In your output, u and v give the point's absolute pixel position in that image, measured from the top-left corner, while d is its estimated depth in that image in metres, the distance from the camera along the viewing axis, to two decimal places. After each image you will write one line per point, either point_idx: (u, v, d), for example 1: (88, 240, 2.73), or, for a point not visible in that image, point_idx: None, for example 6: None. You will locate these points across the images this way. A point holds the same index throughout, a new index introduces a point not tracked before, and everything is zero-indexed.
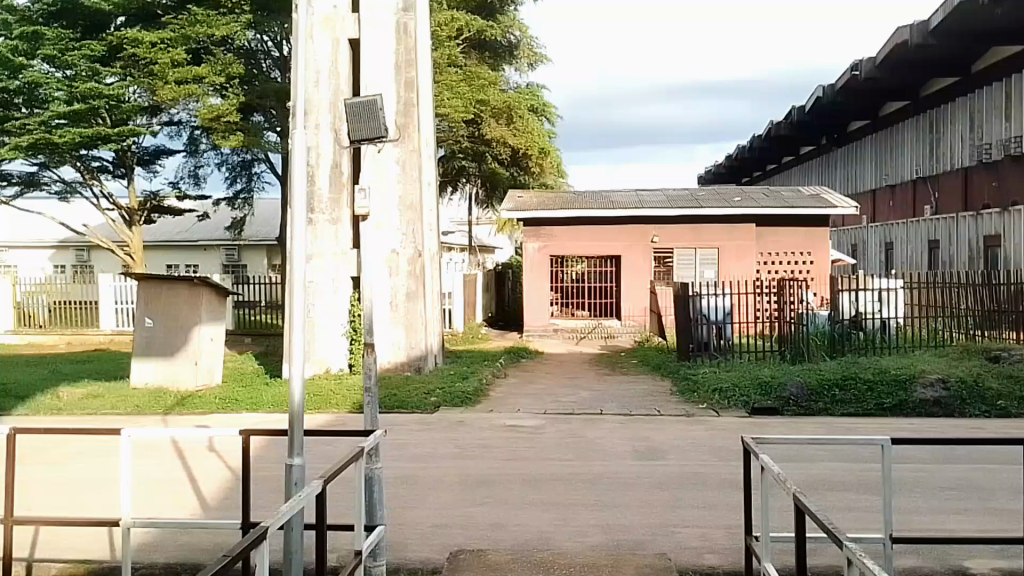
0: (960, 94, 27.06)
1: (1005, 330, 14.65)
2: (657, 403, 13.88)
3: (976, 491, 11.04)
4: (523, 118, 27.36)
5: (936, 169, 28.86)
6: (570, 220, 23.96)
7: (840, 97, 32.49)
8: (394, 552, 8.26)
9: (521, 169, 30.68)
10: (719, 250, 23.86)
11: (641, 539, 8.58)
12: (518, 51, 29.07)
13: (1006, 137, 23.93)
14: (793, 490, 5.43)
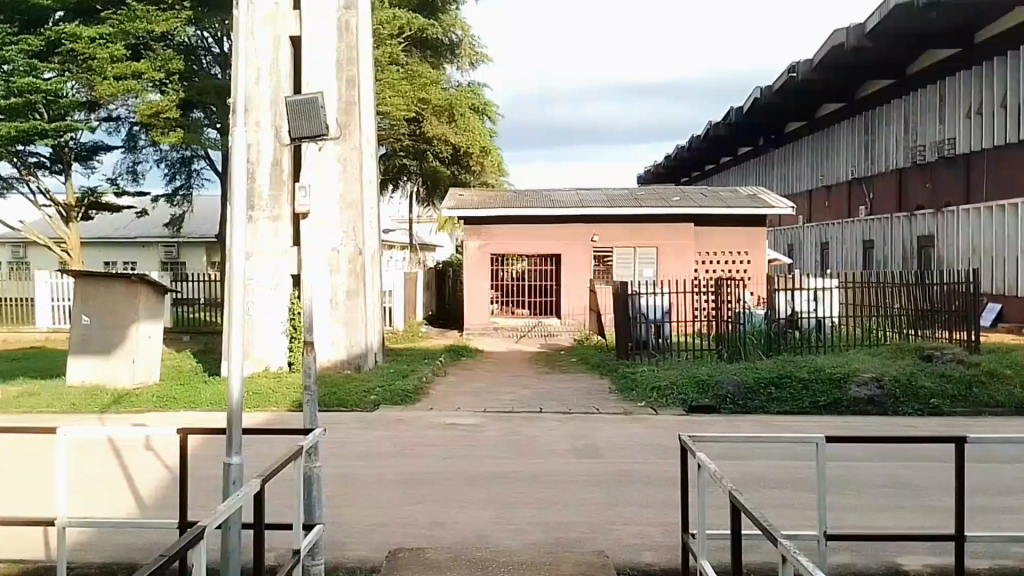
0: (896, 97, 27.61)
1: (937, 330, 14.71)
2: (595, 402, 13.91)
3: (915, 488, 11.15)
4: (465, 117, 27.75)
5: (871, 170, 29.69)
6: (518, 220, 24.06)
7: (778, 100, 32.66)
8: (332, 551, 8.16)
9: (462, 168, 30.76)
10: (658, 250, 23.97)
11: (579, 537, 8.57)
12: (459, 51, 29.35)
13: (938, 140, 24.79)
14: (730, 488, 5.54)
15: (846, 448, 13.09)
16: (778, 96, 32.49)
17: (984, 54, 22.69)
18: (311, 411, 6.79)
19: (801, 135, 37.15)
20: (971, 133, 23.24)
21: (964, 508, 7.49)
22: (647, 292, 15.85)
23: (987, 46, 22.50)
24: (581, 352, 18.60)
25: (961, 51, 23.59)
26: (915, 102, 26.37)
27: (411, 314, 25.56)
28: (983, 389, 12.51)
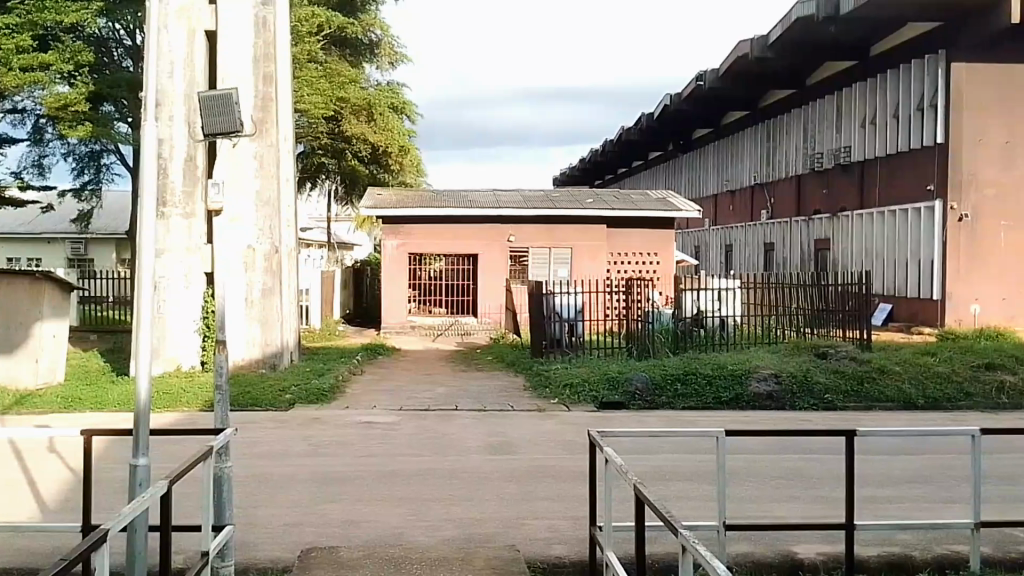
0: (797, 104, 28.97)
1: (832, 328, 15.51)
2: (510, 399, 14.16)
3: (812, 472, 11.66)
4: (383, 116, 28.47)
5: (771, 175, 31.34)
6: (436, 219, 24.18)
7: (687, 107, 33.95)
8: (243, 551, 8.05)
9: (380, 168, 30.55)
10: (572, 250, 24.44)
11: (492, 532, 8.72)
12: (378, 49, 29.96)
13: (836, 148, 26.13)
14: (634, 481, 5.71)
15: (747, 440, 13.62)
16: (687, 103, 33.62)
17: (877, 67, 23.82)
18: (223, 411, 6.46)
19: (706, 141, 38.59)
20: (864, 141, 24.59)
21: (853, 497, 7.92)
22: (561, 292, 16.27)
23: (879, 59, 23.69)
24: (498, 350, 18.94)
25: (857, 63, 24.76)
26: (812, 112, 27.76)
27: (327, 314, 25.47)
28: (875, 383, 13.05)
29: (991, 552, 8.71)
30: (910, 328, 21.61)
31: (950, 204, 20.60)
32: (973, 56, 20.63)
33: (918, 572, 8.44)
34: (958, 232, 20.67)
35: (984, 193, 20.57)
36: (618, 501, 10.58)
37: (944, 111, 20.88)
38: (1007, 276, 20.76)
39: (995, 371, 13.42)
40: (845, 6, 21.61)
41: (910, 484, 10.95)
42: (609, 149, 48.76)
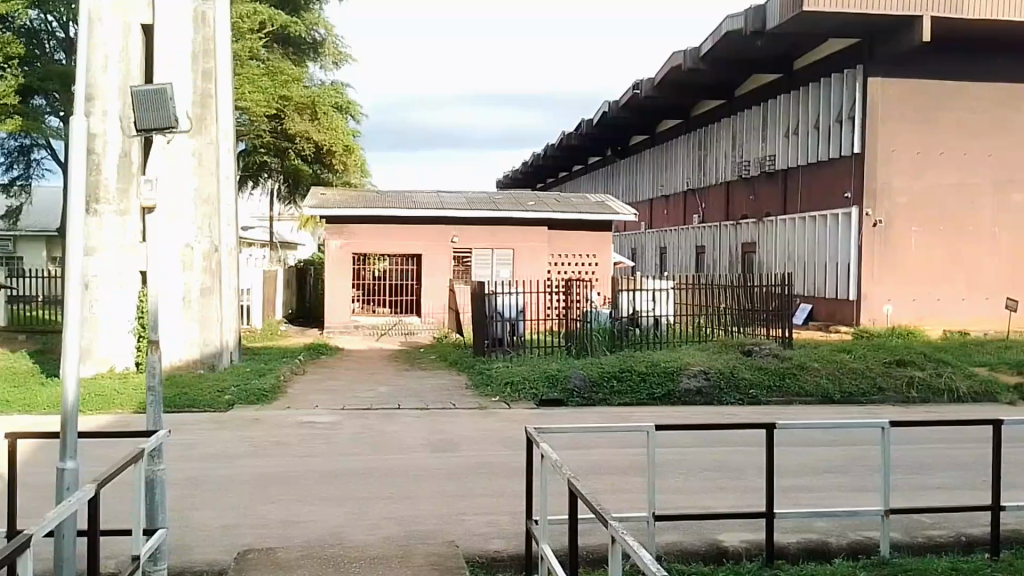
0: (726, 114, 30.21)
1: (757, 326, 16.29)
2: (452, 397, 14.42)
3: (737, 463, 12.31)
4: (327, 115, 28.20)
5: (703, 181, 32.47)
6: (378, 219, 24.17)
7: (624, 114, 34.81)
8: (179, 554, 8.06)
9: (324, 167, 30.24)
10: (514, 250, 24.84)
11: (432, 529, 8.97)
12: (322, 49, 30.01)
13: (762, 156, 27.40)
14: (569, 475, 6.05)
15: (679, 434, 14.23)
16: (625, 110, 34.51)
17: (800, 79, 25.09)
18: (156, 412, 6.57)
19: (643, 147, 39.75)
20: (788, 150, 25.86)
21: (773, 487, 8.47)
22: (503, 292, 16.63)
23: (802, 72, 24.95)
24: (441, 349, 19.15)
25: (783, 76, 26.01)
26: (741, 120, 28.94)
27: (269, 313, 25.18)
28: (795, 379, 13.79)
29: (898, 537, 9.44)
30: (829, 328, 22.82)
31: (866, 210, 21.89)
32: (887, 71, 21.94)
33: (832, 557, 9.09)
34: (872, 237, 21.97)
35: (897, 200, 21.91)
36: (555, 495, 10.98)
37: (861, 123, 22.14)
38: (916, 279, 22.15)
39: (905, 367, 14.25)
40: (771, 22, 22.46)
41: (827, 474, 11.70)
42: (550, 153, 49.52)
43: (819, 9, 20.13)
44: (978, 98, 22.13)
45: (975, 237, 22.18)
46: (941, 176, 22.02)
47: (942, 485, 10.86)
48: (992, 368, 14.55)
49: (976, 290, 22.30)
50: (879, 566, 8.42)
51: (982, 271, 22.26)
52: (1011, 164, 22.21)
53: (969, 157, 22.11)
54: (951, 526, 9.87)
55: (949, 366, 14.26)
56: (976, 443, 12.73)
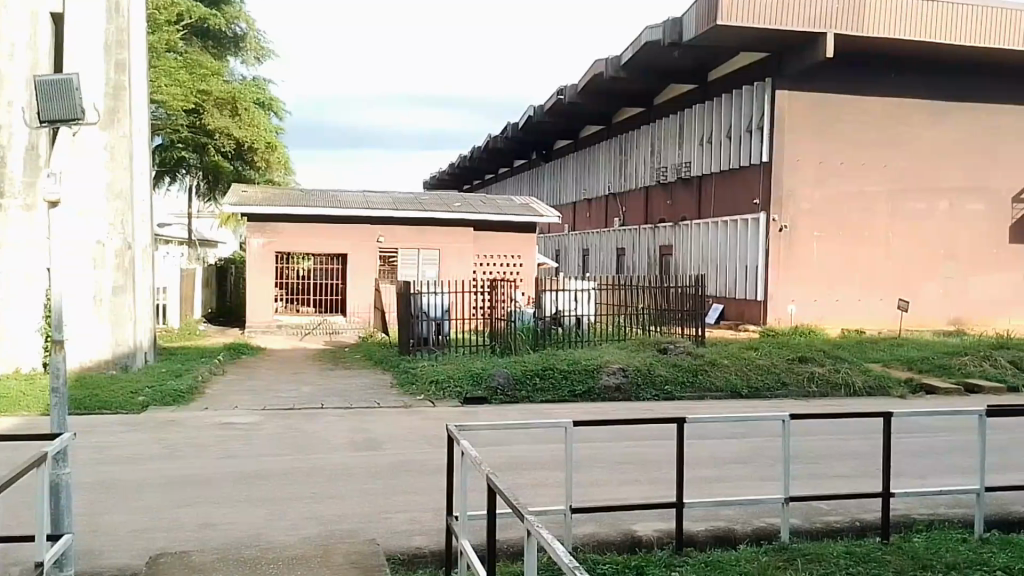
0: (646, 121, 31.16)
1: (672, 326, 16.96)
2: (376, 396, 14.46)
3: (653, 459, 12.70)
4: (248, 111, 27.56)
5: (623, 186, 33.37)
6: (304, 217, 23.85)
7: (549, 118, 35.42)
8: (86, 561, 7.84)
9: (245, 164, 29.57)
10: (440, 251, 24.97)
11: (353, 528, 9.04)
12: (244, 43, 30.13)
13: (678, 163, 28.55)
14: (487, 472, 6.12)
15: (599, 430, 14.68)
16: (549, 115, 35.13)
17: (716, 90, 26.22)
18: (61, 415, 6.35)
19: (566, 151, 40.49)
20: (702, 157, 27.00)
21: (683, 477, 8.88)
22: (429, 292, 16.80)
23: (717, 82, 26.09)
24: (367, 348, 19.11)
25: (699, 86, 27.10)
26: (659, 127, 29.96)
27: (186, 312, 24.41)
28: (707, 375, 14.45)
29: (798, 523, 10.09)
30: (738, 325, 23.99)
31: (772, 216, 23.12)
32: (795, 84, 23.17)
33: (737, 543, 9.64)
34: (779, 241, 23.22)
35: (801, 207, 23.25)
36: (477, 492, 11.19)
37: (769, 133, 23.34)
38: (817, 281, 23.53)
39: (807, 363, 15.16)
40: (686, 35, 23.34)
41: (735, 465, 12.35)
42: (477, 155, 49.88)
43: (734, 23, 21.07)
44: (877, 112, 23.64)
45: (871, 242, 23.74)
46: (841, 185, 23.49)
47: (839, 473, 11.64)
48: (885, 365, 15.64)
49: (872, 291, 23.84)
50: (780, 551, 8.87)
51: (878, 274, 23.84)
52: (906, 174, 23.85)
53: (866, 167, 23.64)
54: (846, 512, 10.61)
55: (847, 363, 15.22)
56: (871, 435, 13.69)
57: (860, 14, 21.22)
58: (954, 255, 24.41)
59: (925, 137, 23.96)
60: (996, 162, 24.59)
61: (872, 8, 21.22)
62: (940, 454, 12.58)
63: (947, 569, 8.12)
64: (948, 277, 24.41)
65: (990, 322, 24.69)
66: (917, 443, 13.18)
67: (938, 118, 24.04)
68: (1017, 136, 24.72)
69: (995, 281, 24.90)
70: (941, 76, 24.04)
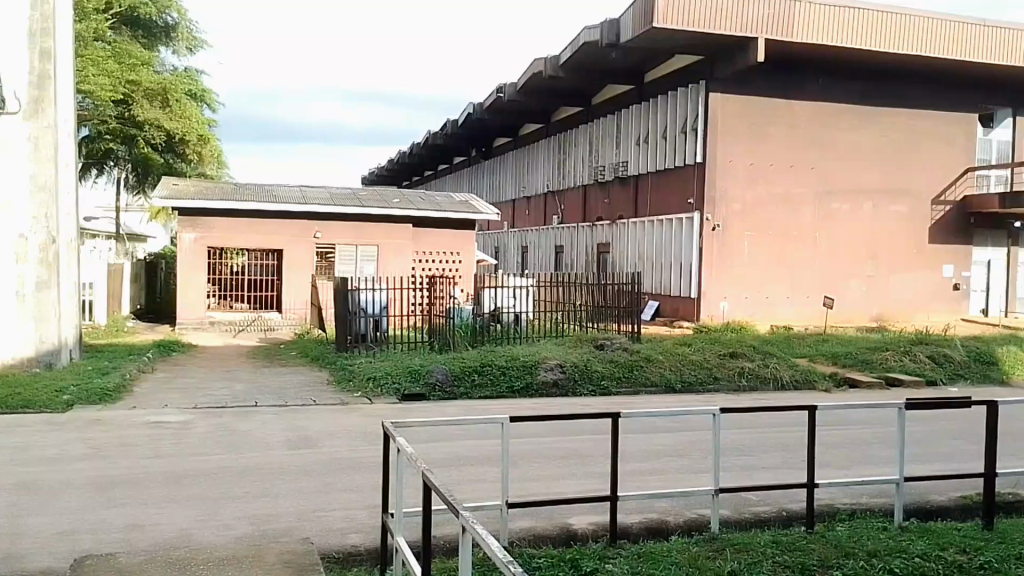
0: (584, 121, 31.55)
1: (609, 322, 17.27)
2: (312, 393, 14.31)
3: (588, 455, 12.76)
4: (180, 103, 27.16)
5: (561, 185, 33.75)
6: (241, 212, 23.46)
7: (488, 116, 35.41)
8: (6, 565, 7.53)
9: (176, 156, 29.23)
10: (379, 247, 24.79)
11: (286, 527, 8.86)
12: (174, 33, 29.42)
13: (615, 162, 29.07)
14: (423, 469, 5.92)
15: (537, 426, 14.77)
16: (488, 112, 35.14)
17: (653, 91, 26.74)
18: None
19: (505, 149, 40.71)
20: (638, 157, 27.59)
21: (617, 471, 8.91)
22: (367, 288, 16.74)
23: (654, 83, 26.64)
24: (303, 345, 18.87)
25: (637, 87, 27.59)
26: (598, 127, 30.37)
27: (113, 308, 23.68)
28: (642, 370, 14.73)
29: (728, 514, 10.32)
30: (673, 322, 24.51)
31: (706, 216, 23.74)
32: (727, 87, 23.77)
33: (670, 534, 9.75)
34: (711, 241, 23.86)
35: (733, 208, 23.94)
36: (412, 489, 11.15)
37: (703, 135, 23.92)
38: (748, 279, 24.23)
39: (738, 358, 15.57)
40: (623, 36, 23.63)
41: (668, 458, 12.62)
42: (417, 152, 49.71)
43: (670, 26, 21.48)
44: (807, 116, 24.45)
45: (799, 241, 24.57)
46: (772, 186, 24.26)
47: (766, 465, 12.00)
48: (811, 359, 16.20)
49: (799, 289, 24.63)
50: (711, 541, 8.77)
51: (806, 273, 24.67)
52: (832, 177, 24.77)
53: (796, 169, 24.43)
54: (774, 502, 10.90)
55: (775, 358, 15.72)
56: (795, 427, 14.18)
57: (789, 22, 21.97)
58: (877, 255, 25.43)
59: (852, 141, 24.93)
60: (918, 165, 25.71)
61: (801, 18, 22.04)
62: (862, 446, 13.08)
63: (868, 556, 7.93)
64: (870, 276, 25.40)
65: (910, 318, 25.73)
66: (841, 435, 13.67)
67: (864, 123, 25.02)
68: (934, 137, 25.80)
69: (915, 279, 26.00)
70: (869, 82, 25.00)
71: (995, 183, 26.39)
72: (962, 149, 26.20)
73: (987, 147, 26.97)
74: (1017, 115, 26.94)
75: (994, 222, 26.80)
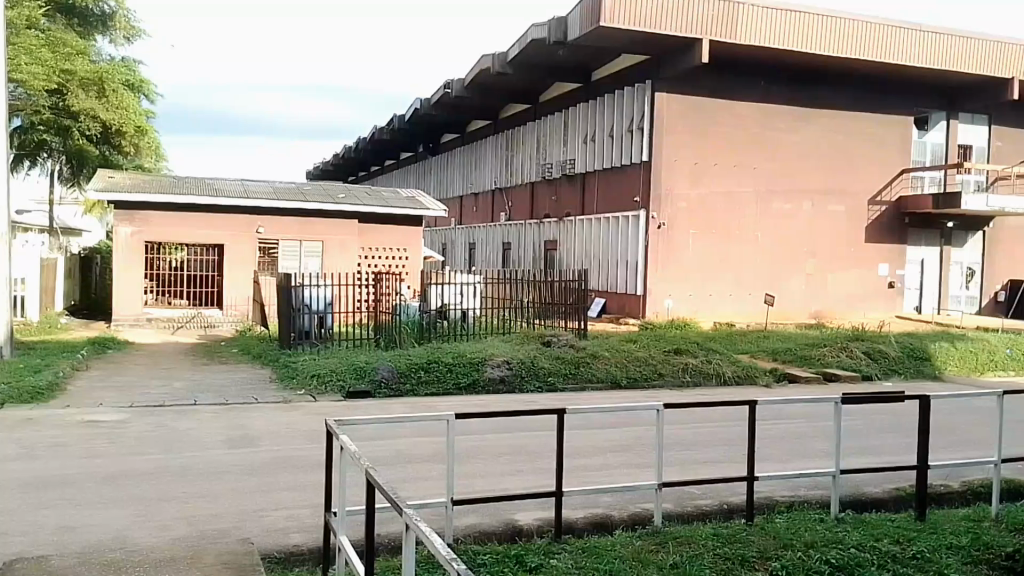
0: (532, 119, 31.75)
1: (556, 319, 17.41)
2: (254, 392, 14.06)
3: (529, 454, 12.69)
4: (117, 93, 26.36)
5: (508, 181, 33.94)
6: (185, 206, 23.15)
7: (435, 112, 35.30)
8: None
9: (112, 148, 28.69)
10: (323, 243, 24.54)
11: (226, 527, 8.58)
12: (111, 22, 29.01)
13: (562, 160, 29.33)
14: (367, 467, 5.63)
15: (484, 423, 14.76)
16: (435, 108, 35.02)
17: (600, 90, 27.02)
18: None
19: (454, 145, 40.57)
20: (585, 156, 27.87)
21: (560, 466, 8.66)
22: (310, 284, 16.60)
23: (601, 81, 26.85)
24: (245, 342, 18.66)
25: (583, 85, 27.87)
26: (545, 124, 30.60)
27: (45, 304, 22.99)
28: (588, 367, 14.84)
29: (673, 508, 10.31)
30: (619, 318, 24.76)
31: (652, 213, 24.05)
32: (672, 87, 24.12)
33: (614, 528, 9.64)
34: (657, 238, 24.17)
35: (677, 206, 24.32)
36: (354, 488, 11.00)
37: (649, 133, 24.23)
38: (692, 276, 24.62)
39: (681, 355, 15.81)
40: (569, 34, 23.71)
41: (613, 453, 12.73)
42: (363, 147, 49.31)
43: (617, 25, 21.66)
44: (753, 117, 24.96)
45: (742, 239, 25.05)
46: (715, 185, 24.70)
47: (707, 459, 12.17)
48: (753, 355, 16.54)
49: (741, 286, 25.13)
50: (653, 535, 8.52)
51: (749, 270, 25.17)
52: (775, 177, 25.33)
53: (738, 169, 24.92)
54: (716, 496, 11.00)
55: (717, 354, 15.99)
56: (732, 422, 14.47)
57: (732, 22, 22.33)
58: (817, 253, 26.06)
59: (793, 142, 25.51)
60: (859, 167, 26.45)
61: (743, 19, 22.44)
62: (801, 439, 13.39)
63: (807, 548, 7.70)
64: (809, 274, 26.02)
65: (847, 315, 26.44)
66: (781, 429, 14.00)
67: (806, 124, 25.64)
68: (871, 138, 26.56)
69: (854, 278, 26.70)
70: (811, 84, 25.58)
71: (929, 184, 27.55)
72: (898, 150, 27.01)
73: (922, 150, 28.06)
74: (952, 118, 27.95)
75: (928, 222, 27.67)
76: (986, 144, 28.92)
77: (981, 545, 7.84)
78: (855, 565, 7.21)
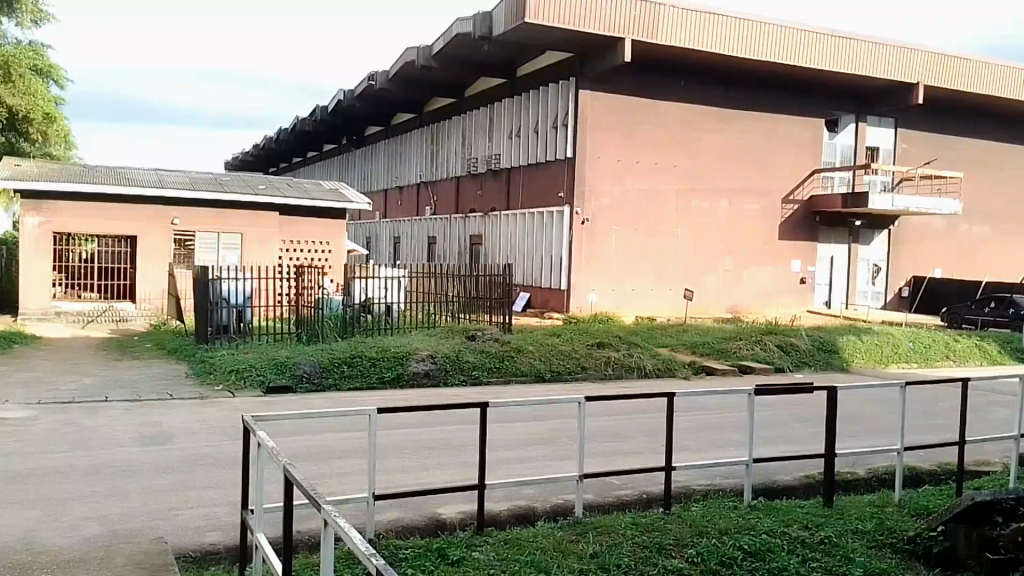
0: (457, 113, 31.77)
1: (481, 314, 17.56)
2: (169, 387, 13.73)
3: (451, 447, 12.75)
4: (23, 79, 25.64)
5: (433, 176, 33.94)
6: (104, 196, 22.42)
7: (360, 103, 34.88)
8: None
9: (18, 135, 27.41)
10: (243, 235, 24.17)
11: (138, 526, 8.25)
12: (18, 5, 27.72)
13: (488, 155, 29.46)
14: (285, 462, 5.30)
15: (409, 418, 14.76)
16: (360, 100, 34.59)
17: (525, 86, 27.22)
18: None
19: (378, 138, 40.21)
20: (510, 151, 28.07)
21: (484, 459, 8.49)
22: (228, 278, 16.36)
23: (528, 78, 27.04)
24: (158, 336, 18.16)
25: (508, 81, 28.05)
26: (471, 119, 30.67)
27: None
28: (512, 362, 14.97)
29: (592, 497, 10.39)
30: (543, 312, 25.10)
31: (576, 209, 24.40)
32: (595, 86, 24.50)
33: (536, 519, 9.65)
34: (581, 233, 24.53)
35: (602, 202, 24.75)
36: (273, 484, 10.79)
37: (574, 130, 24.55)
38: (614, 271, 25.09)
39: (604, 348, 16.13)
40: (495, 29, 23.74)
41: (535, 446, 12.90)
42: (285, 137, 48.14)
43: (541, 21, 21.81)
44: (678, 117, 25.61)
45: (664, 236, 25.66)
46: (640, 182, 25.22)
47: (629, 450, 12.42)
48: (672, 349, 16.97)
49: (661, 280, 25.75)
50: (572, 525, 8.08)
51: (670, 266, 25.83)
52: (697, 176, 26.03)
53: (660, 167, 25.48)
54: (635, 486, 11.22)
55: (638, 348, 16.36)
56: (639, 413, 14.81)
57: (654, 23, 22.85)
58: (735, 249, 26.90)
59: (716, 142, 26.26)
60: (777, 167, 27.42)
61: (664, 20, 22.99)
62: (720, 430, 13.79)
63: (720, 535, 7.33)
64: (727, 269, 26.84)
65: (762, 309, 27.31)
66: (703, 420, 14.43)
67: (727, 125, 26.42)
68: (785, 139, 27.54)
69: (771, 274, 27.67)
70: (729, 86, 26.35)
71: (838, 183, 28.74)
72: (812, 151, 28.12)
73: (831, 151, 29.13)
74: (859, 121, 29.27)
75: (837, 221, 28.93)
76: (893, 147, 30.34)
77: (885, 530, 7.52)
78: (768, 550, 6.82)
